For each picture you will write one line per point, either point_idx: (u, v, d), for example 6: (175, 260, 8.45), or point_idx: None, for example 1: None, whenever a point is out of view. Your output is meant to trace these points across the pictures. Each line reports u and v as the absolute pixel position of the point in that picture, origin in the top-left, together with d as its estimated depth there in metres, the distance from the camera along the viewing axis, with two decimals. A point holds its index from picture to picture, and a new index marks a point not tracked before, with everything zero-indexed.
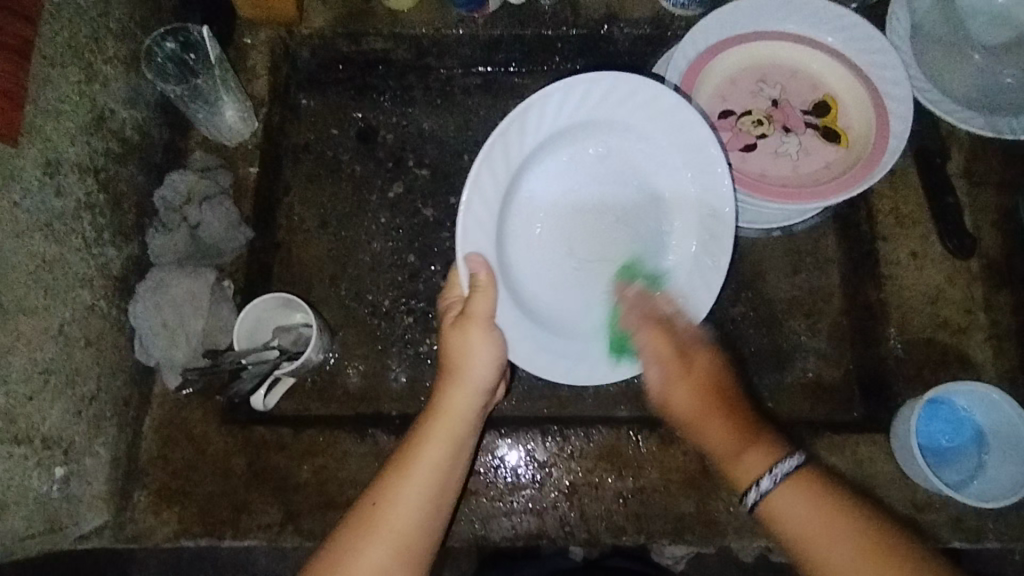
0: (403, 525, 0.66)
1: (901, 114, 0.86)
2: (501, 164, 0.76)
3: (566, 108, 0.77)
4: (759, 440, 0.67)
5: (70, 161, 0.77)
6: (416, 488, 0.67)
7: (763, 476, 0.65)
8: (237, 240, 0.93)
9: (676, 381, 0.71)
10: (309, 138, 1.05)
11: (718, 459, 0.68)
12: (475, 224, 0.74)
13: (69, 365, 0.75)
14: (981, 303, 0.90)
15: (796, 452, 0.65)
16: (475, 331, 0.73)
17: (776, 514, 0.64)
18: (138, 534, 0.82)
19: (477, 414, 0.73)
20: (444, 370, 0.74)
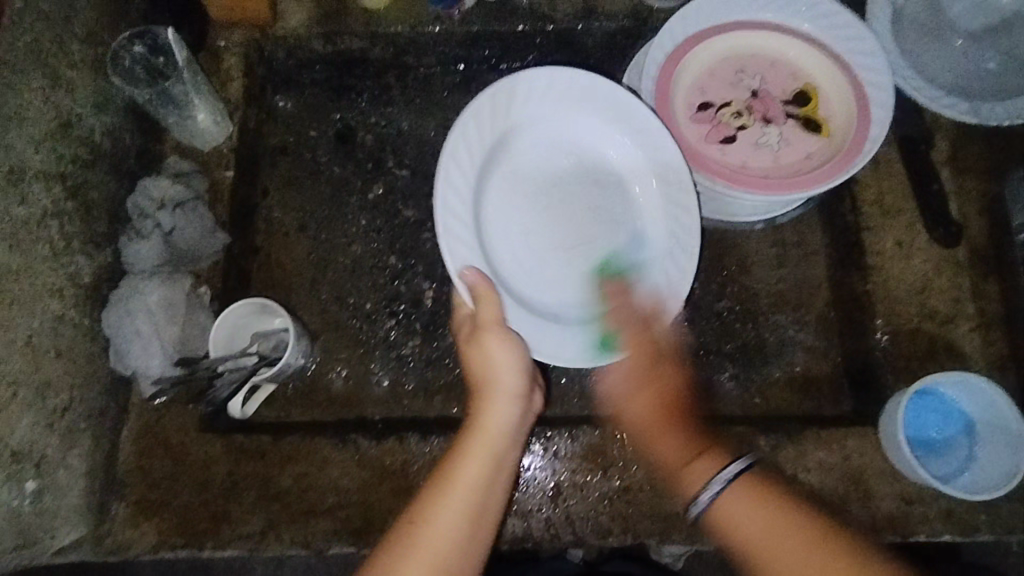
0: (446, 542, 0.64)
1: (880, 102, 0.85)
2: (462, 178, 0.77)
3: (500, 113, 0.79)
4: (712, 447, 0.68)
5: (34, 169, 0.76)
6: (459, 503, 0.66)
7: (709, 484, 0.64)
8: (213, 244, 0.92)
9: (635, 398, 0.73)
10: (286, 140, 1.04)
11: (673, 471, 0.68)
12: (452, 234, 0.75)
13: (38, 376, 0.74)
14: (969, 291, 0.89)
15: (743, 456, 0.65)
16: (489, 337, 0.74)
17: (728, 525, 0.63)
18: (117, 546, 0.81)
19: (516, 427, 0.73)
20: (477, 387, 0.75)
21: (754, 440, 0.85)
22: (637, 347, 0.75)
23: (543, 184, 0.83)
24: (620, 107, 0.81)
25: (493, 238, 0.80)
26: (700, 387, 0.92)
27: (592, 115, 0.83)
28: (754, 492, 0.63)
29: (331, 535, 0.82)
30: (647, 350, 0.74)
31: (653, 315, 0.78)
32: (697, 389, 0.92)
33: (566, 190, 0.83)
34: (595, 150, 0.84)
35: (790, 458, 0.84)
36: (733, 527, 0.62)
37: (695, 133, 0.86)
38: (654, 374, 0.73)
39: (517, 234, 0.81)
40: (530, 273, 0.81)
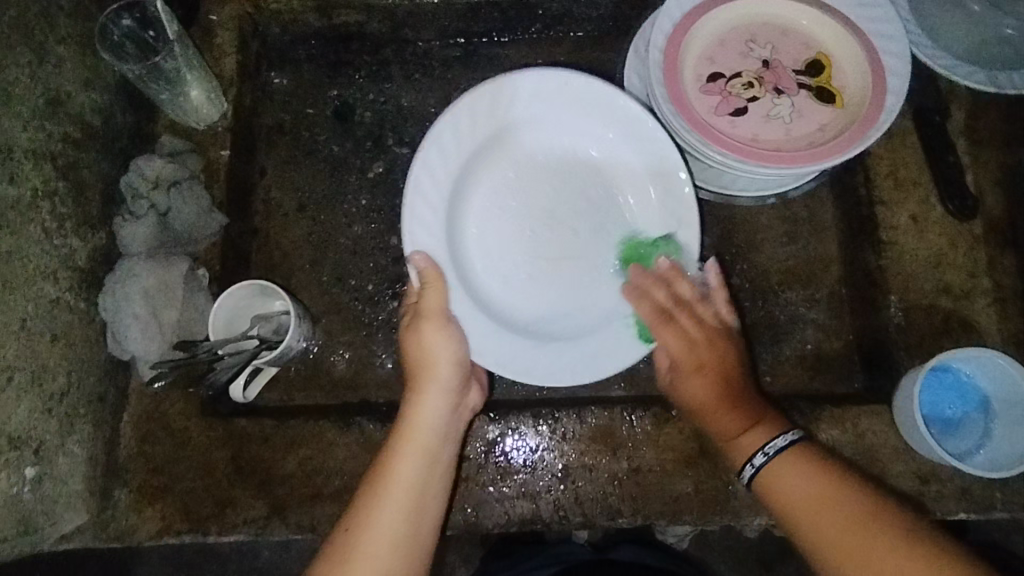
0: (387, 541, 0.64)
1: (896, 70, 0.82)
2: (439, 175, 0.78)
3: (496, 111, 0.79)
4: (762, 418, 0.72)
5: (22, 148, 0.73)
6: (399, 499, 0.66)
7: (759, 452, 0.69)
8: (211, 225, 0.89)
9: (691, 375, 0.75)
10: (283, 118, 1.01)
11: (723, 439, 0.73)
12: (420, 225, 0.76)
13: (35, 361, 0.73)
14: (985, 265, 0.87)
15: (793, 432, 0.69)
16: (428, 326, 0.74)
17: (776, 489, 0.67)
18: (121, 532, 0.80)
19: (451, 418, 0.74)
20: (411, 376, 0.75)
21: None
22: (677, 330, 0.76)
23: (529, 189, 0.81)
24: (621, 119, 0.79)
25: (466, 238, 0.81)
26: None
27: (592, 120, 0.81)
28: (805, 460, 0.67)
29: (338, 519, 0.81)
30: (694, 325, 0.76)
31: (693, 294, 0.77)
32: None
33: (552, 198, 0.82)
34: (591, 159, 0.82)
35: (802, 437, 0.83)
36: (784, 491, 0.66)
37: (704, 105, 0.83)
38: (716, 359, 0.75)
39: (494, 238, 0.81)
40: (507, 277, 0.81)
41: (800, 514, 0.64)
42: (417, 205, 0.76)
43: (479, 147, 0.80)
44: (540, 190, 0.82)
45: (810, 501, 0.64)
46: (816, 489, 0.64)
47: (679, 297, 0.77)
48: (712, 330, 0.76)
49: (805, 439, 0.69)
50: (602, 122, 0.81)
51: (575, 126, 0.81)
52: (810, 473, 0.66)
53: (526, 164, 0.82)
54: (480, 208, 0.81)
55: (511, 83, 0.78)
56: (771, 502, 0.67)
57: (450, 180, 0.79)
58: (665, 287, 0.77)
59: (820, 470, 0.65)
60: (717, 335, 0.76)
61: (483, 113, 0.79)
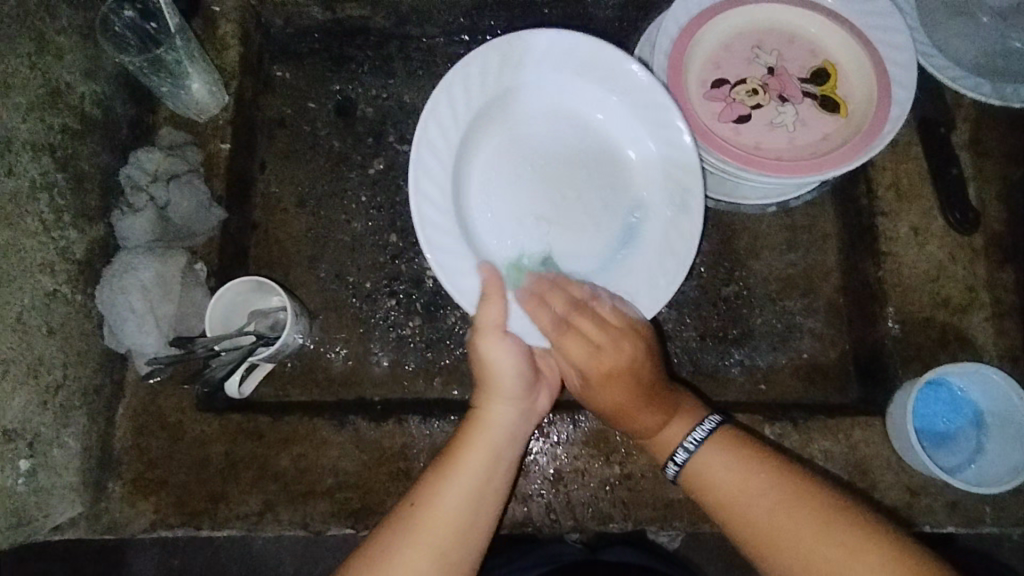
0: (443, 535, 0.63)
1: (903, 81, 0.81)
2: (451, 121, 0.74)
3: (521, 64, 0.76)
4: (680, 409, 0.72)
5: (21, 139, 0.73)
6: (462, 501, 0.65)
7: (682, 445, 0.70)
8: (208, 220, 0.90)
9: (585, 383, 0.70)
10: (284, 112, 1.00)
11: (644, 437, 0.73)
12: (426, 181, 0.72)
13: (31, 354, 0.73)
14: (985, 279, 0.87)
15: (716, 414, 0.71)
16: (492, 339, 0.69)
17: (702, 478, 0.68)
18: (114, 524, 0.80)
19: (517, 427, 0.71)
20: (479, 376, 0.72)
21: (758, 426, 0.84)
22: (581, 336, 0.68)
23: (539, 157, 0.79)
24: (643, 96, 0.76)
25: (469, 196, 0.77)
26: (704, 373, 0.90)
27: (608, 91, 0.78)
28: (729, 445, 0.68)
29: (330, 516, 0.81)
30: (610, 330, 0.68)
31: (585, 295, 0.70)
32: (701, 374, 0.90)
33: (561, 168, 0.79)
34: (605, 131, 0.79)
35: (795, 447, 0.83)
36: (712, 481, 0.67)
37: (708, 111, 0.83)
38: (619, 359, 0.67)
39: (501, 202, 0.77)
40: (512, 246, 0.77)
41: (729, 506, 0.65)
42: (425, 152, 0.72)
43: (495, 103, 0.76)
44: (549, 160, 0.79)
45: (744, 487, 0.65)
46: (752, 477, 0.65)
47: (576, 299, 0.69)
48: (620, 332, 0.68)
49: (726, 422, 0.71)
50: (624, 97, 0.77)
51: (595, 98, 0.78)
52: (735, 458, 0.67)
53: (539, 132, 0.79)
54: (484, 169, 0.78)
55: (539, 39, 0.75)
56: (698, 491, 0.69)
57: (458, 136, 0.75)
58: (561, 289, 0.69)
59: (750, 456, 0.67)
60: (625, 338, 0.68)
61: (498, 72, 0.75)
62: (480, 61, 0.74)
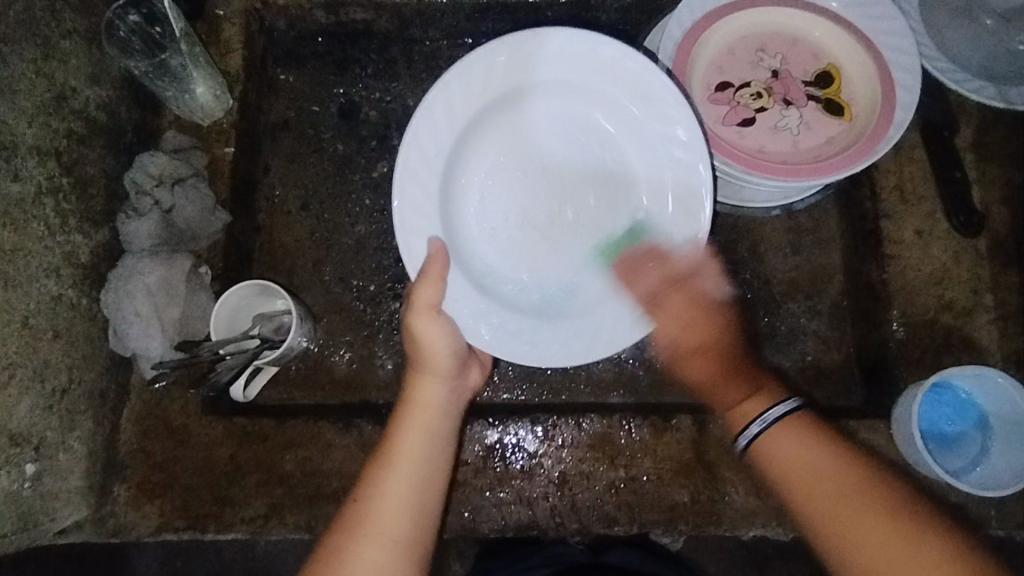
0: (394, 519, 0.63)
1: (907, 85, 0.81)
2: (443, 126, 0.74)
3: (521, 65, 0.75)
4: (762, 387, 0.68)
5: (27, 143, 0.73)
6: (404, 477, 0.65)
7: (755, 421, 0.65)
8: (213, 224, 0.89)
9: (689, 359, 0.71)
10: (287, 115, 1.00)
11: (722, 411, 0.69)
12: (415, 181, 0.73)
13: (37, 358, 0.73)
14: (988, 282, 0.87)
15: (790, 398, 0.65)
16: (425, 320, 0.71)
17: (770, 457, 0.64)
18: (119, 528, 0.81)
19: (451, 403, 0.72)
20: (412, 360, 0.73)
21: None
22: (674, 313, 0.71)
23: (537, 159, 0.78)
24: (644, 98, 0.75)
25: (463, 201, 0.77)
26: None
27: (613, 91, 0.76)
28: (800, 429, 0.64)
29: (335, 520, 0.81)
30: (693, 305, 0.70)
31: (686, 267, 0.72)
32: None
33: (560, 170, 0.78)
34: (607, 131, 0.78)
35: None
36: (782, 458, 0.63)
37: (712, 115, 0.83)
38: (700, 328, 0.70)
39: (494, 203, 0.78)
40: (503, 248, 0.78)
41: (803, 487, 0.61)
42: (414, 159, 0.73)
43: (492, 105, 0.76)
44: (548, 162, 0.78)
45: (818, 473, 0.61)
46: (824, 466, 0.61)
47: (674, 274, 0.72)
48: (707, 307, 0.70)
49: (803, 408, 0.65)
50: (627, 97, 0.76)
51: (597, 97, 0.77)
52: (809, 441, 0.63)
53: (539, 134, 0.78)
54: (479, 173, 0.77)
55: (542, 40, 0.74)
56: (763, 465, 0.65)
57: (452, 135, 0.74)
58: (659, 264, 0.74)
59: (827, 443, 0.62)
60: (716, 313, 0.70)
61: (498, 69, 0.74)
62: (480, 59, 0.73)
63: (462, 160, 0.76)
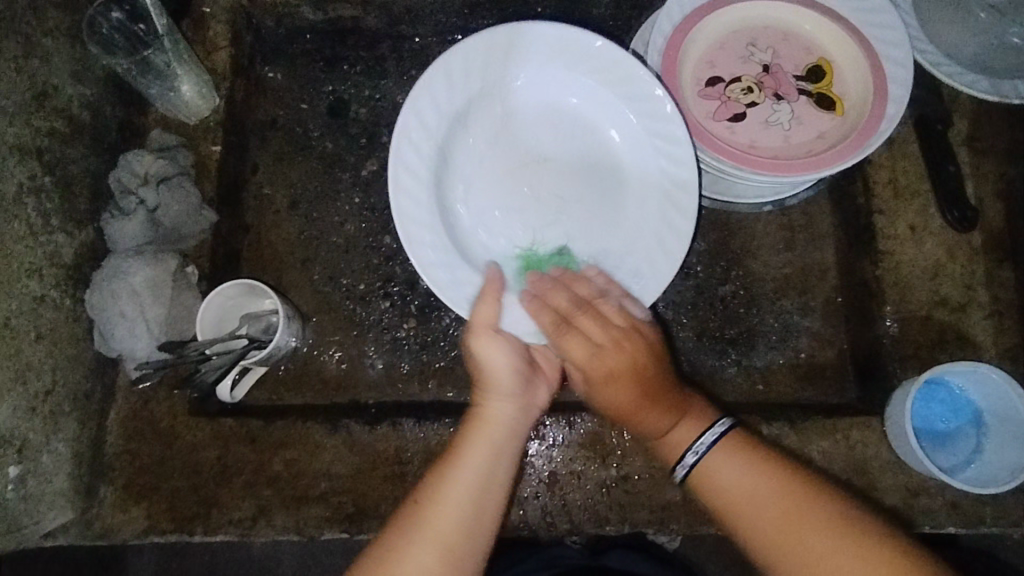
0: (450, 529, 0.62)
1: (899, 78, 0.81)
2: (439, 106, 0.76)
3: (507, 57, 0.77)
4: (690, 410, 0.69)
5: (8, 143, 0.72)
6: (463, 490, 0.64)
7: (687, 453, 0.66)
8: (200, 223, 0.89)
9: (597, 386, 0.67)
10: (276, 114, 0.99)
11: (651, 437, 0.68)
12: (407, 161, 0.75)
13: (19, 359, 0.72)
14: (983, 277, 0.86)
15: (726, 419, 0.67)
16: (483, 338, 0.70)
17: (709, 481, 0.65)
18: (106, 531, 0.80)
19: (519, 422, 0.69)
20: (476, 380, 0.71)
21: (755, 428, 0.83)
22: (584, 339, 0.66)
23: (530, 143, 0.79)
24: (623, 84, 0.78)
25: (457, 175, 0.78)
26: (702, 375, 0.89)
27: (596, 84, 0.79)
28: (735, 446, 0.65)
29: (323, 521, 0.81)
30: (611, 330, 0.66)
31: (591, 292, 0.70)
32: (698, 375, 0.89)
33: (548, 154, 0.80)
34: (593, 121, 0.80)
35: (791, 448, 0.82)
36: (718, 483, 0.64)
37: (703, 110, 0.82)
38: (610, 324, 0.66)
39: (486, 186, 0.79)
40: (497, 229, 0.78)
41: (739, 511, 0.62)
42: (410, 131, 0.75)
43: (490, 87, 0.78)
44: (536, 145, 0.80)
45: (747, 489, 0.63)
46: (746, 477, 0.63)
47: (576, 299, 0.69)
48: (623, 330, 0.66)
49: (735, 428, 0.67)
50: (614, 90, 0.79)
51: (584, 89, 0.79)
52: (743, 458, 0.65)
53: (532, 117, 0.80)
54: (474, 150, 0.79)
55: (528, 33, 0.77)
56: (705, 494, 0.65)
57: (445, 121, 0.76)
58: (562, 290, 0.69)
59: (769, 460, 0.64)
60: (626, 337, 0.66)
61: (487, 61, 0.77)
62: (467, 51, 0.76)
63: (455, 145, 0.78)
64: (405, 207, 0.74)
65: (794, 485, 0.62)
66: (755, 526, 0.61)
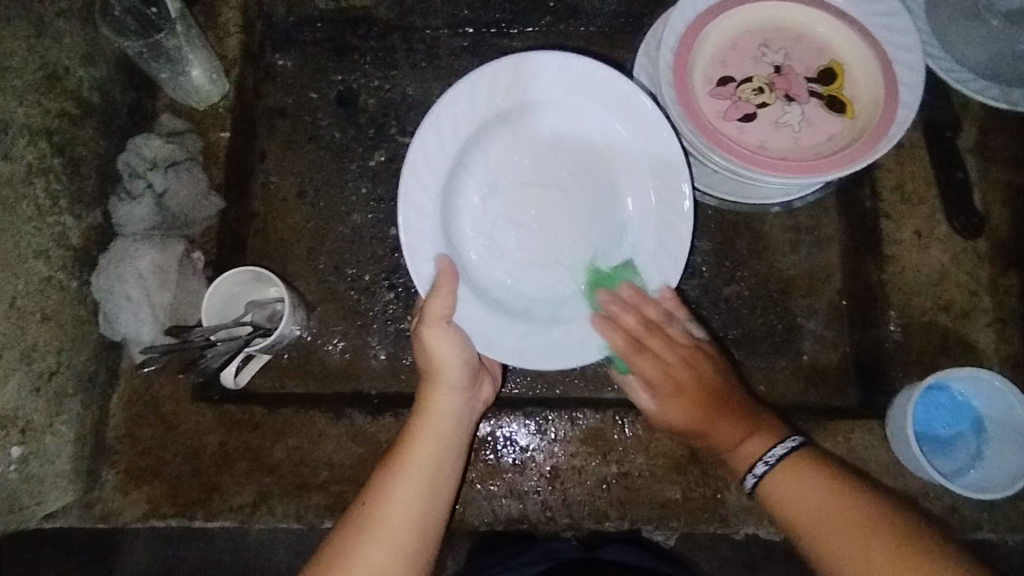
0: (399, 525, 0.64)
1: (910, 83, 0.81)
2: (457, 120, 0.73)
3: (515, 84, 0.74)
4: (760, 427, 0.71)
5: (18, 122, 0.72)
6: (412, 485, 0.66)
7: (760, 461, 0.68)
8: (207, 208, 0.90)
9: (665, 398, 0.71)
10: (285, 102, 0.98)
11: (724, 449, 0.71)
12: (418, 194, 0.72)
13: (25, 340, 0.72)
14: (987, 284, 0.87)
15: (796, 435, 0.69)
16: (436, 330, 0.70)
17: (778, 501, 0.66)
18: (106, 513, 0.80)
19: (463, 415, 0.73)
20: (423, 373, 0.73)
21: None
22: (653, 355, 0.70)
23: (535, 169, 0.76)
24: (632, 115, 0.74)
25: (461, 201, 0.76)
26: None
27: (601, 112, 0.75)
28: (806, 464, 0.66)
29: (324, 509, 0.81)
30: (678, 348, 0.71)
31: (661, 316, 0.72)
32: None
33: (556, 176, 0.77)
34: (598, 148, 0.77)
35: None
36: (784, 499, 0.65)
37: (713, 109, 0.82)
38: (663, 337, 0.71)
39: (491, 213, 0.76)
40: (498, 258, 0.76)
41: (808, 526, 0.63)
42: (420, 156, 0.72)
43: (500, 115, 0.75)
44: (541, 172, 0.77)
45: (813, 503, 0.63)
46: (815, 493, 0.64)
47: (650, 318, 0.71)
48: (686, 349, 0.71)
49: (806, 444, 0.68)
50: (621, 119, 0.75)
51: (590, 116, 0.76)
52: (820, 480, 0.65)
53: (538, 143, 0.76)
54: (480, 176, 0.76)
55: (536, 61, 0.73)
56: (773, 510, 0.66)
57: (452, 149, 0.74)
58: (634, 311, 0.71)
59: (828, 476, 0.65)
60: (690, 354, 0.71)
61: (494, 90, 0.73)
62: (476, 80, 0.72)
63: (461, 171, 0.75)
64: (411, 235, 0.72)
65: (862, 498, 0.62)
66: (831, 543, 0.61)
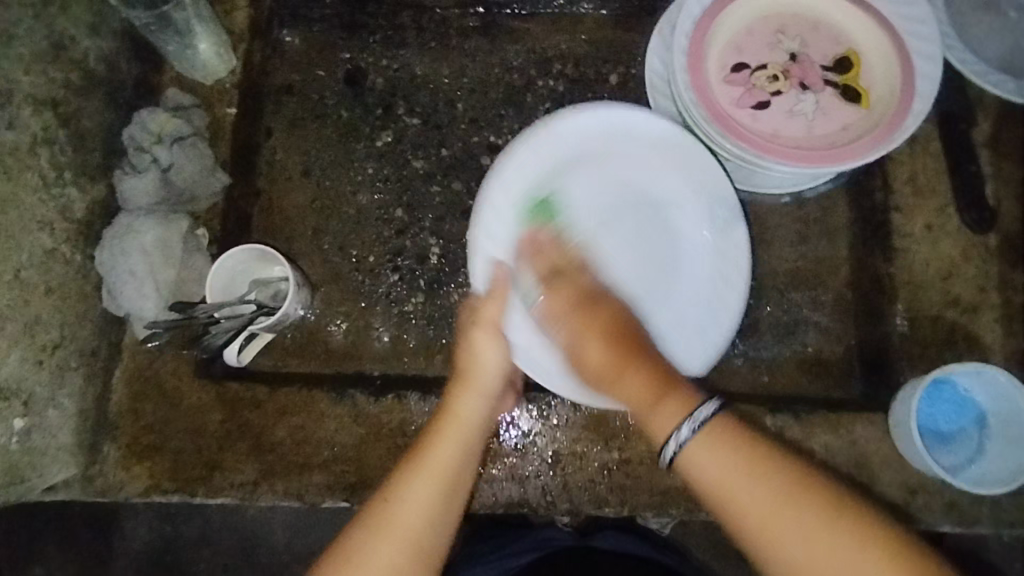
0: (416, 520, 0.64)
1: (926, 73, 0.80)
2: (539, 150, 0.80)
3: (596, 130, 0.81)
4: (674, 394, 0.63)
5: (23, 91, 0.73)
6: (431, 482, 0.66)
7: (686, 420, 0.61)
8: (212, 184, 0.89)
9: (585, 338, 0.69)
10: (292, 79, 0.97)
11: (643, 410, 0.64)
12: (498, 213, 0.78)
13: (26, 313, 0.73)
14: (996, 280, 0.86)
15: (715, 398, 0.62)
16: (483, 335, 0.74)
17: (696, 468, 0.60)
18: (107, 488, 0.80)
19: (486, 416, 0.72)
20: (456, 373, 0.74)
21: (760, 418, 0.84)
22: (588, 317, 0.70)
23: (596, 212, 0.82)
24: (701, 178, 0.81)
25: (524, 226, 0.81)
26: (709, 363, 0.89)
27: (668, 171, 0.83)
28: (726, 434, 0.60)
29: (325, 489, 0.81)
30: (572, 294, 0.72)
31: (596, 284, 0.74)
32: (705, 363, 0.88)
33: (611, 221, 0.82)
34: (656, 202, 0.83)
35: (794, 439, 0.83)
36: (703, 474, 0.59)
37: (726, 96, 0.81)
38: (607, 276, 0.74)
39: None
40: None
41: (746, 513, 0.57)
42: (504, 174, 0.78)
43: (579, 155, 0.81)
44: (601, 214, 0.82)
45: (731, 478, 0.58)
46: (741, 473, 0.58)
47: (561, 265, 0.74)
48: (591, 305, 0.70)
49: (726, 407, 0.62)
50: (688, 178, 0.82)
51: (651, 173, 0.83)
52: (739, 448, 0.59)
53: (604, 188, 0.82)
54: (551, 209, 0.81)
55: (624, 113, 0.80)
56: (692, 480, 0.60)
57: (530, 178, 0.80)
58: (556, 250, 0.76)
59: (744, 451, 0.59)
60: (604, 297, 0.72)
61: (579, 131, 0.80)
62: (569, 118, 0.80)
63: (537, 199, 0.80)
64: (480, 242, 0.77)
65: (805, 486, 0.57)
66: (771, 530, 0.56)
